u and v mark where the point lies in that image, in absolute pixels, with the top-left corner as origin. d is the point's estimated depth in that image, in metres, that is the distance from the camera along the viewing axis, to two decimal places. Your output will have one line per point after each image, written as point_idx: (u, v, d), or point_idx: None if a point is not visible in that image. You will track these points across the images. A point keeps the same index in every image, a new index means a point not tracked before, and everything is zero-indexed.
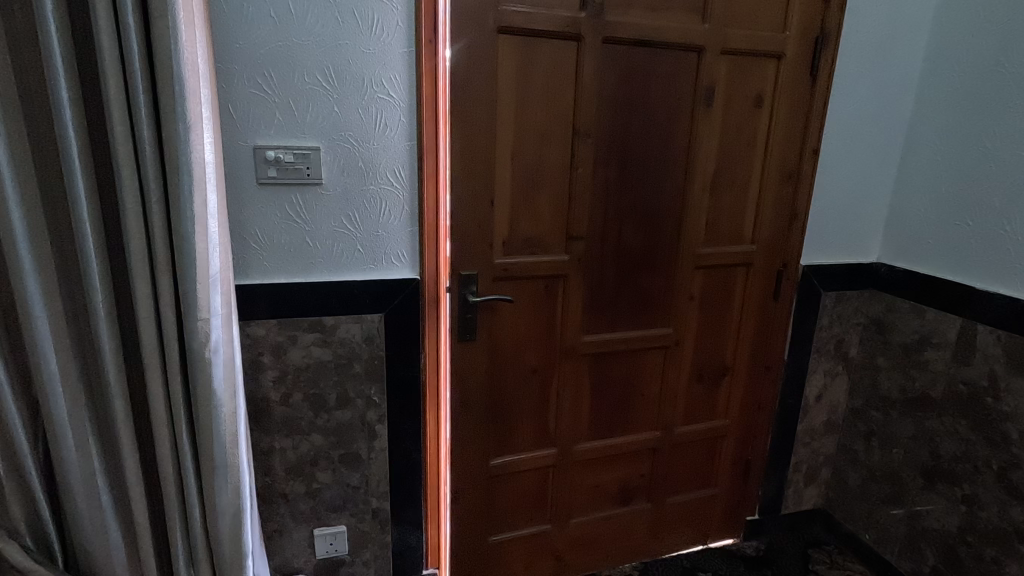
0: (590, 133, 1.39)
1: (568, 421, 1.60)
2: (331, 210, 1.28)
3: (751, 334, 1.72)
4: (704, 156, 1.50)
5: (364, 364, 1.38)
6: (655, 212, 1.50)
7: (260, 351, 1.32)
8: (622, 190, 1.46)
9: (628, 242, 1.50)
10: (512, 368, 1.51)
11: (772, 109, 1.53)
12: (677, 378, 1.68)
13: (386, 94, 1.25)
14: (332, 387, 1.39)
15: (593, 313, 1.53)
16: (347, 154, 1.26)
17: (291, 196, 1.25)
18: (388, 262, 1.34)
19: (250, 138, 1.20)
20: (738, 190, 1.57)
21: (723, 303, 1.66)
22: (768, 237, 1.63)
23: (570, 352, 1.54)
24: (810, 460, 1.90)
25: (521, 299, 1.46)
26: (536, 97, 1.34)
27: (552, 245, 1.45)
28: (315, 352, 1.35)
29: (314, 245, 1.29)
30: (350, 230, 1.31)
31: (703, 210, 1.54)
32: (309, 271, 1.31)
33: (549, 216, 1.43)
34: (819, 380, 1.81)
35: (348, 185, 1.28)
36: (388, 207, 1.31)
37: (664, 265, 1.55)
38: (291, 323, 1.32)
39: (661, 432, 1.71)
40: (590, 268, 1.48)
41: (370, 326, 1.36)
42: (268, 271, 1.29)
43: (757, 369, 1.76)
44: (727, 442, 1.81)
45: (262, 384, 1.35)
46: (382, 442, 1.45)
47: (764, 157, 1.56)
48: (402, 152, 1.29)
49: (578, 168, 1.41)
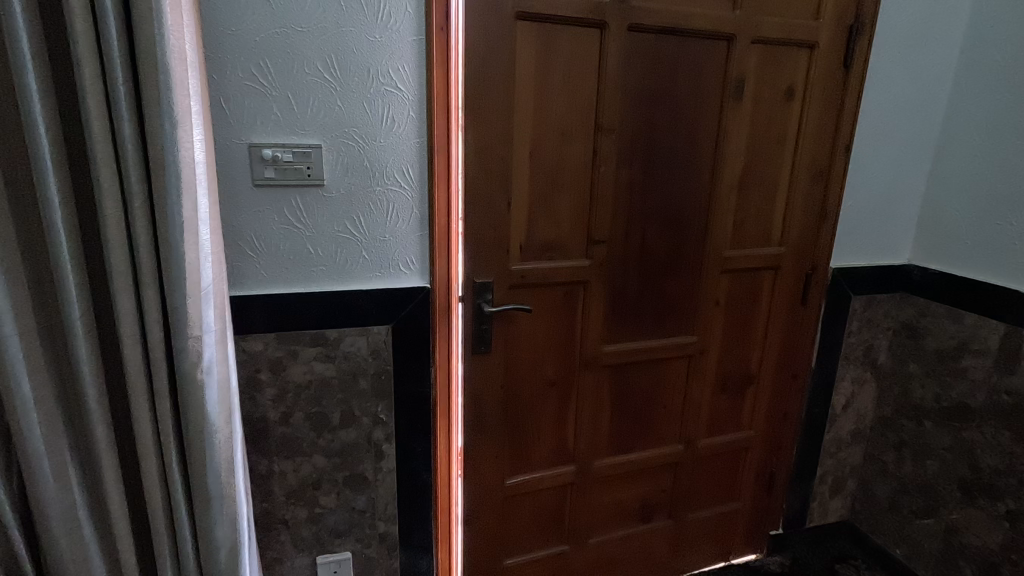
0: (613, 129, 1.29)
1: (587, 437, 1.50)
2: (334, 214, 1.18)
3: (777, 341, 1.62)
4: (732, 154, 1.40)
5: (371, 380, 1.28)
6: (680, 213, 1.40)
7: (258, 368, 1.22)
8: (646, 190, 1.36)
9: (652, 246, 1.40)
10: (528, 382, 1.41)
11: (803, 103, 1.43)
12: (701, 389, 1.58)
13: (394, 86, 1.14)
14: (336, 404, 1.28)
15: (614, 322, 1.43)
16: (351, 153, 1.15)
17: (290, 198, 1.14)
18: (396, 269, 1.24)
19: (245, 135, 1.09)
20: (766, 189, 1.47)
21: (749, 308, 1.56)
22: (797, 239, 1.54)
23: (589, 364, 1.44)
24: (836, 471, 1.82)
25: (538, 307, 1.36)
26: (556, 90, 1.24)
27: (572, 250, 1.35)
28: (317, 369, 1.25)
29: (316, 252, 1.19)
30: (355, 235, 1.20)
31: (730, 212, 1.45)
32: (310, 280, 1.20)
33: (569, 217, 1.33)
34: (847, 388, 1.72)
35: (352, 186, 1.17)
36: (397, 211, 1.21)
37: (688, 270, 1.45)
38: (291, 337, 1.21)
39: (684, 445, 1.62)
40: (612, 273, 1.38)
41: (377, 339, 1.26)
42: (266, 281, 1.18)
43: (783, 378, 1.67)
44: (752, 454, 1.72)
45: (260, 402, 1.24)
46: (390, 463, 1.35)
47: (794, 154, 1.47)
48: (411, 150, 1.18)
49: (600, 166, 1.31)
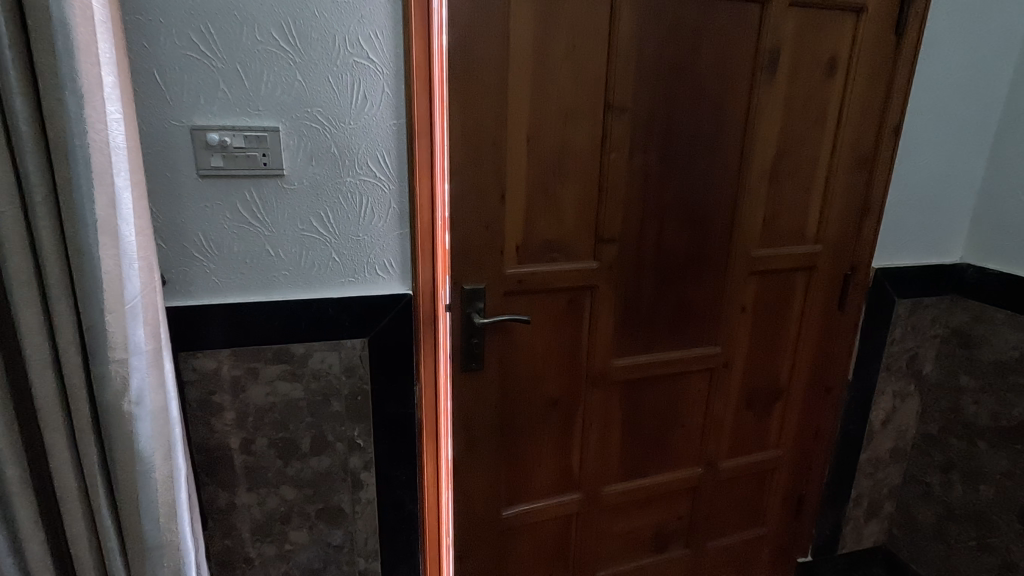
0: (625, 108, 1.10)
1: (595, 461, 1.32)
2: (297, 209, 1.00)
3: (810, 350, 1.44)
4: (764, 138, 1.21)
5: (345, 401, 1.11)
6: (702, 207, 1.21)
7: (212, 388, 1.05)
8: (665, 181, 1.17)
9: (670, 244, 1.21)
10: (527, 401, 1.23)
11: (847, 77, 1.23)
12: (724, 407, 1.40)
13: (364, 58, 0.96)
14: (306, 430, 1.11)
15: (626, 331, 1.24)
16: (315, 138, 0.98)
17: (244, 191, 0.97)
18: (371, 273, 1.06)
19: (187, 116, 0.91)
20: (801, 179, 1.28)
21: (780, 314, 1.38)
22: (835, 235, 1.35)
23: (598, 380, 1.26)
24: (872, 493, 1.63)
25: (539, 316, 1.18)
26: (558, 63, 1.05)
27: (577, 250, 1.16)
28: (282, 389, 1.08)
29: (277, 254, 1.02)
30: (323, 233, 1.03)
31: (760, 205, 1.26)
32: (271, 287, 1.03)
33: (575, 212, 1.14)
34: (887, 402, 1.54)
35: (317, 177, 1.00)
36: (371, 206, 1.03)
37: (711, 273, 1.27)
38: (250, 352, 1.04)
39: (705, 468, 1.44)
40: (624, 277, 1.20)
41: (351, 355, 1.09)
42: (219, 288, 1.01)
43: (816, 393, 1.49)
44: (780, 475, 1.54)
45: (218, 427, 1.07)
46: (369, 493, 1.18)
47: (834, 137, 1.27)
48: (386, 133, 1.00)
49: (610, 153, 1.12)
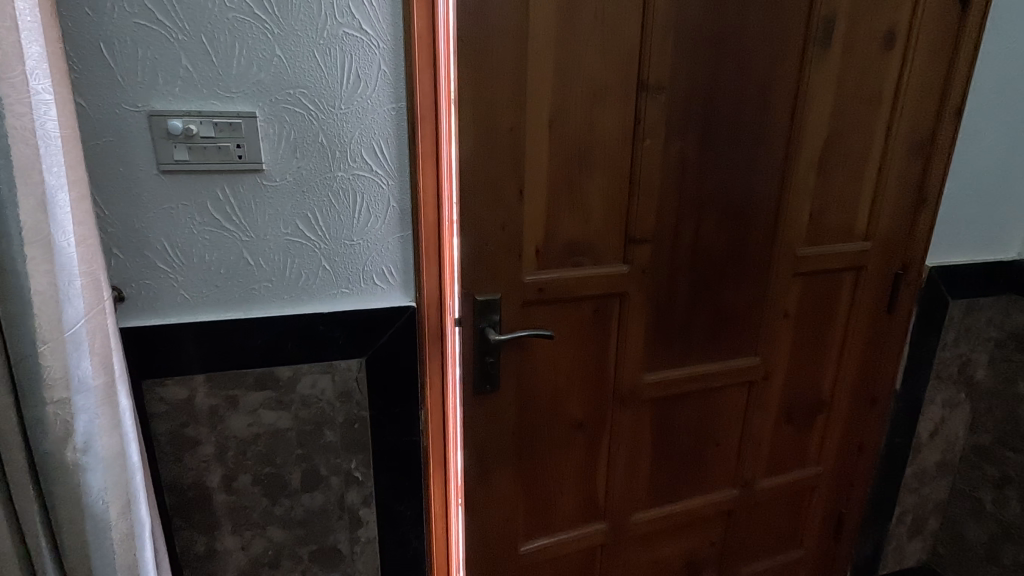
0: (661, 88, 0.95)
1: (622, 487, 1.18)
2: (280, 211, 0.85)
3: (855, 358, 1.30)
4: (814, 121, 1.06)
5: (340, 430, 0.97)
6: (744, 202, 1.07)
7: (185, 420, 0.90)
8: (704, 172, 1.02)
9: (708, 243, 1.07)
10: (548, 425, 1.09)
11: (906, 52, 1.09)
12: (763, 422, 1.26)
13: (356, 28, 0.81)
14: (296, 464, 0.97)
15: (657, 343, 1.10)
16: (299, 125, 0.82)
17: (215, 189, 0.82)
18: (369, 283, 0.92)
19: (143, 99, 0.76)
20: (853, 167, 1.13)
21: (824, 319, 1.24)
22: (887, 231, 1.20)
23: (627, 399, 1.12)
24: (917, 510, 1.50)
25: (560, 328, 1.03)
26: (584, 34, 0.90)
27: (604, 253, 1.02)
28: (266, 419, 0.93)
29: (257, 264, 0.87)
30: (311, 238, 0.88)
31: (807, 198, 1.11)
32: (251, 302, 0.88)
33: (602, 209, 0.99)
34: (936, 412, 1.40)
35: (303, 172, 0.85)
36: (366, 206, 0.88)
37: (752, 275, 1.12)
38: (228, 379, 0.90)
39: (740, 490, 1.30)
40: (656, 283, 1.06)
41: (346, 378, 0.94)
42: (189, 304, 0.86)
43: (859, 405, 1.35)
44: (819, 494, 1.41)
45: (192, 465, 0.92)
46: (370, 532, 1.04)
47: (890, 119, 1.13)
48: (384, 120, 0.85)
49: (643, 140, 0.97)
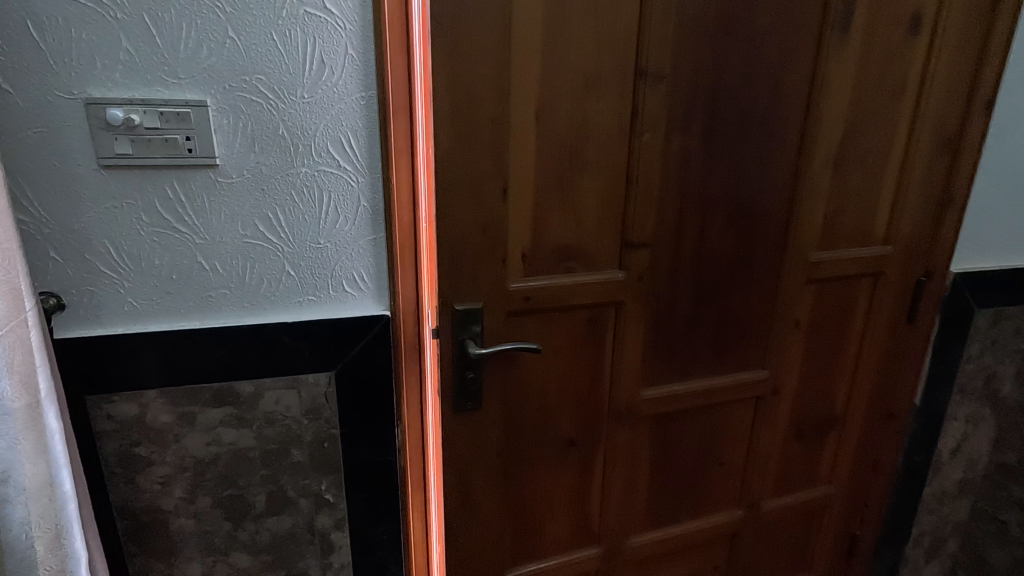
0: (661, 76, 0.86)
1: (618, 509, 1.10)
2: (237, 210, 0.77)
3: (872, 371, 1.21)
4: (831, 114, 0.97)
5: (308, 450, 0.89)
6: (753, 202, 0.98)
7: (136, 440, 0.82)
8: (709, 169, 0.93)
9: (713, 247, 0.98)
10: (537, 444, 1.00)
11: (933, 38, 0.99)
12: (771, 440, 1.17)
13: (319, 7, 0.72)
14: (260, 486, 0.89)
15: (657, 355, 1.01)
16: (257, 116, 0.74)
17: (164, 186, 0.74)
18: (338, 290, 0.84)
19: (78, 85, 0.68)
20: (872, 163, 1.04)
21: (838, 329, 1.15)
22: (908, 233, 1.11)
23: (623, 417, 1.03)
24: (935, 531, 1.40)
25: (550, 340, 0.95)
26: (576, 15, 0.81)
27: (599, 258, 0.93)
28: (226, 438, 0.85)
29: (213, 269, 0.79)
30: (272, 240, 0.80)
31: (822, 198, 1.02)
32: (207, 311, 0.80)
33: (595, 210, 0.90)
34: (958, 428, 1.30)
35: (262, 167, 0.76)
36: (334, 205, 0.80)
37: (761, 281, 1.03)
38: (182, 394, 0.82)
39: (746, 511, 1.21)
40: (656, 290, 0.97)
41: (314, 394, 0.86)
42: (138, 313, 0.78)
43: (876, 421, 1.26)
44: (830, 514, 1.32)
45: (145, 487, 0.84)
46: (343, 558, 0.96)
47: (914, 113, 1.03)
48: (352, 110, 0.77)
49: (641, 134, 0.88)
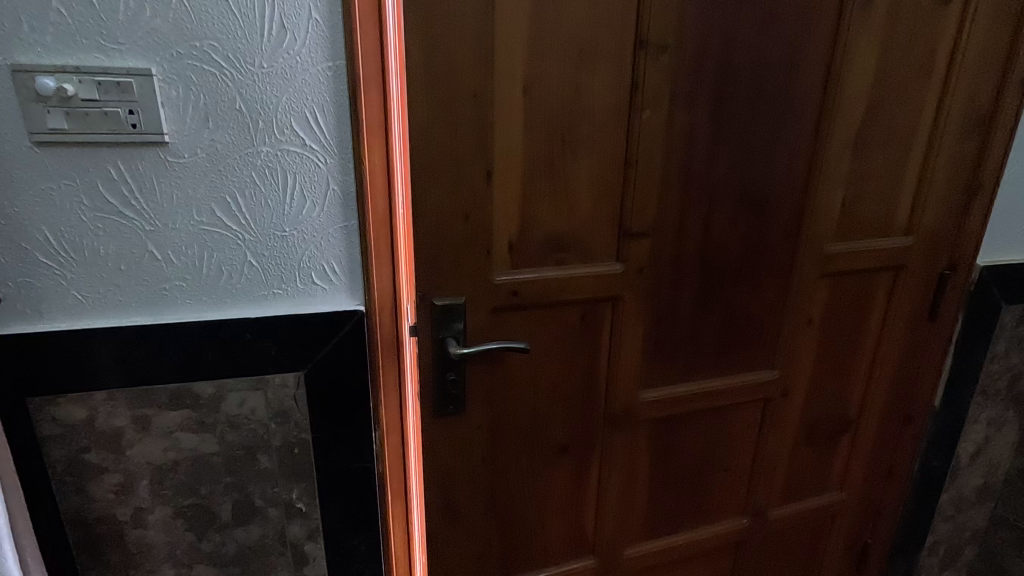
0: (664, 47, 0.78)
1: (615, 517, 1.03)
2: (191, 194, 0.70)
3: (889, 371, 1.13)
4: (851, 91, 0.88)
5: (276, 456, 0.82)
6: (764, 188, 0.89)
7: (85, 446, 0.75)
8: (715, 152, 0.85)
9: (719, 237, 0.90)
10: (527, 449, 0.93)
11: (967, 7, 0.90)
12: (779, 444, 1.10)
13: None
14: (226, 494, 0.82)
15: (657, 355, 0.93)
16: (210, 88, 0.66)
17: (107, 166, 0.66)
18: (306, 284, 0.76)
19: (3, 50, 0.60)
20: (895, 146, 0.95)
21: (854, 327, 1.06)
22: (932, 223, 1.02)
23: (620, 421, 0.96)
24: (952, 539, 1.32)
25: (541, 338, 0.87)
26: None
27: (594, 249, 0.85)
28: (186, 443, 0.78)
29: (166, 260, 0.71)
30: (232, 228, 0.72)
31: (840, 184, 0.94)
32: (161, 306, 0.73)
33: (591, 196, 0.82)
34: (979, 433, 1.21)
35: (217, 146, 0.69)
36: (300, 189, 0.72)
37: (772, 274, 0.95)
38: (135, 396, 0.75)
39: (751, 519, 1.14)
40: (656, 285, 0.89)
41: (281, 396, 0.79)
42: (84, 308, 0.71)
43: (891, 423, 1.18)
44: (841, 521, 1.24)
45: (97, 496, 0.78)
46: (318, 570, 0.89)
47: (942, 91, 0.94)
48: (318, 81, 0.69)
49: (642, 112, 0.80)
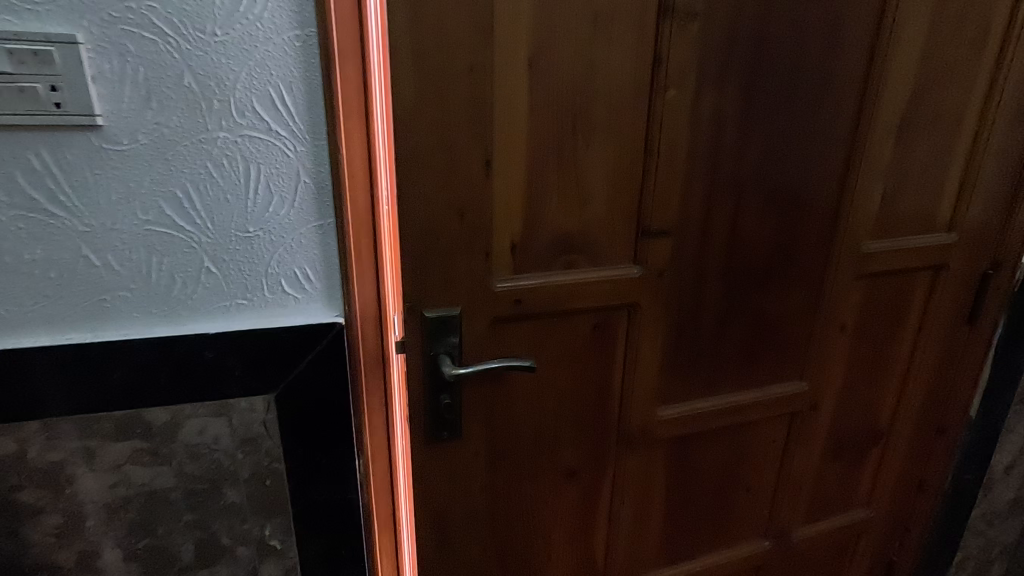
0: (691, 16, 0.67)
1: (627, 544, 0.93)
2: (133, 188, 0.58)
3: (924, 380, 1.03)
4: (897, 69, 0.78)
5: (245, 489, 0.71)
6: (799, 180, 0.79)
7: (17, 484, 0.65)
8: (746, 138, 0.74)
9: (747, 235, 0.79)
10: (531, 474, 0.83)
11: None
12: (805, 461, 1.00)
13: None
14: (187, 534, 0.71)
15: (676, 367, 0.83)
16: (151, 60, 0.55)
17: (29, 154, 0.55)
18: (276, 293, 0.65)
19: None
20: (941, 132, 0.85)
21: (888, 333, 0.97)
22: (977, 219, 0.92)
23: (634, 441, 0.86)
24: (981, 555, 1.23)
25: (547, 351, 0.77)
26: None
27: (607, 250, 0.74)
28: (137, 478, 0.67)
29: (106, 266, 0.60)
30: (185, 229, 0.61)
31: (880, 175, 0.83)
32: (103, 320, 0.62)
33: (604, 190, 0.72)
34: (1015, 444, 1.12)
35: (163, 130, 0.57)
36: (266, 182, 0.61)
37: (804, 276, 0.85)
38: (75, 426, 0.64)
39: (773, 541, 1.05)
40: (677, 290, 0.79)
41: (249, 421, 0.68)
42: (9, 326, 0.60)
43: (923, 435, 1.09)
44: (867, 539, 1.15)
45: (35, 540, 0.67)
46: None
47: (995, 70, 0.84)
48: (283, 53, 0.57)
49: (664, 92, 0.69)
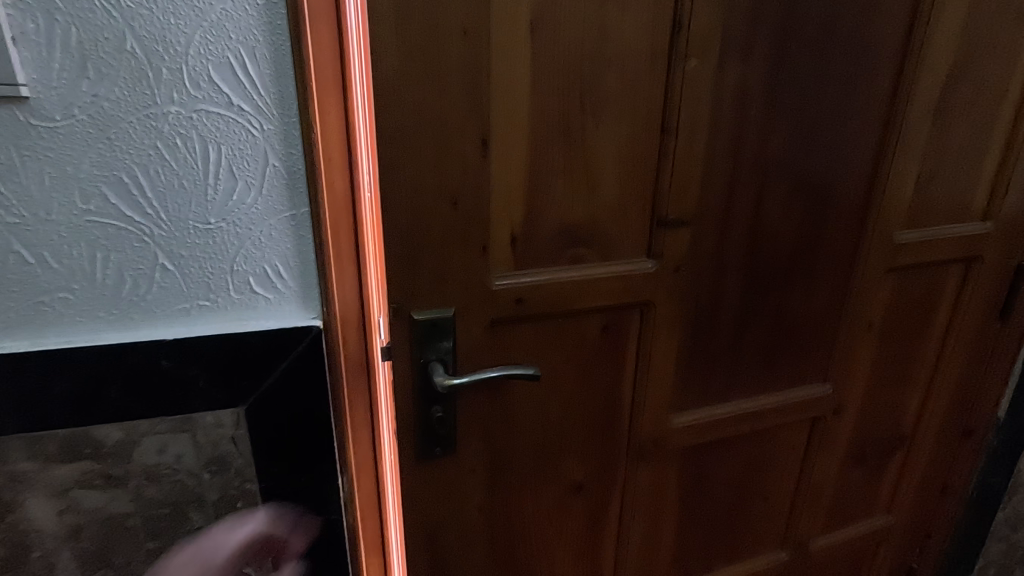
0: None
1: (636, 561, 0.86)
2: (70, 172, 0.49)
3: (951, 380, 0.96)
4: (938, 41, 0.70)
5: (213, 514, 0.62)
6: (829, 164, 0.71)
7: None
8: (773, 117, 0.67)
9: (771, 225, 0.72)
10: (533, 489, 0.75)
11: None
12: (825, 467, 0.93)
13: None
14: (148, 564, 0.63)
15: (692, 371, 0.76)
16: (85, 17, 0.46)
17: None
18: (243, 293, 0.56)
19: None
20: (981, 112, 0.77)
21: (916, 331, 0.90)
22: (1015, 207, 0.85)
23: (646, 451, 0.78)
24: (1004, 562, 1.17)
25: (551, 355, 0.69)
26: None
27: (619, 242, 0.67)
28: (88, 503, 0.59)
29: (42, 263, 0.51)
30: (133, 220, 0.52)
31: (915, 159, 0.76)
32: (42, 325, 0.53)
33: (616, 175, 0.64)
34: None
35: (103, 103, 0.48)
36: (228, 165, 0.52)
37: (831, 270, 0.78)
38: (12, 448, 0.55)
39: (791, 552, 0.98)
40: (695, 286, 0.71)
41: (215, 437, 0.59)
42: None
43: (948, 437, 1.02)
44: (886, 546, 1.09)
45: None
46: None
47: None
48: (245, 11, 0.48)
49: (685, 64, 0.61)
